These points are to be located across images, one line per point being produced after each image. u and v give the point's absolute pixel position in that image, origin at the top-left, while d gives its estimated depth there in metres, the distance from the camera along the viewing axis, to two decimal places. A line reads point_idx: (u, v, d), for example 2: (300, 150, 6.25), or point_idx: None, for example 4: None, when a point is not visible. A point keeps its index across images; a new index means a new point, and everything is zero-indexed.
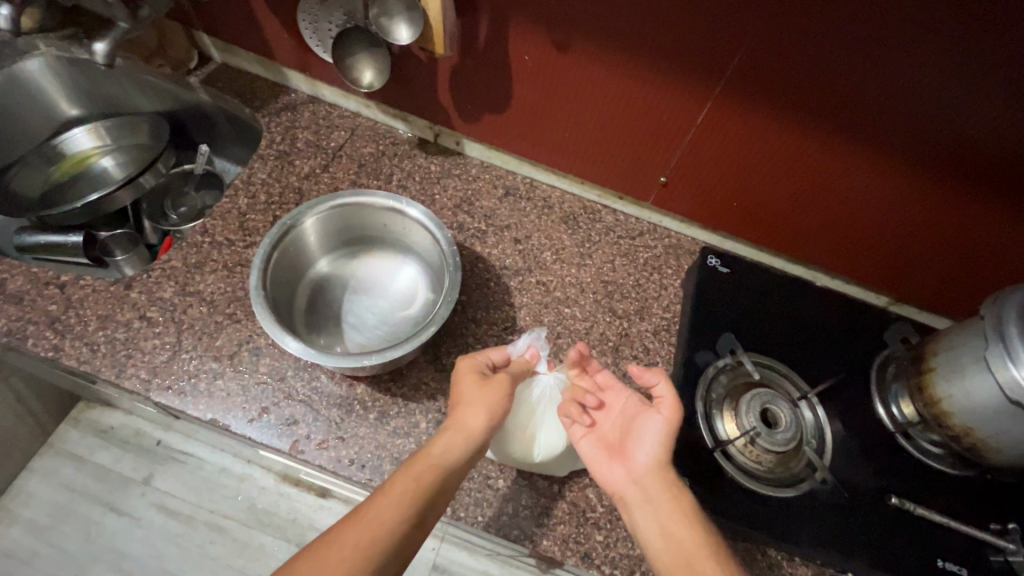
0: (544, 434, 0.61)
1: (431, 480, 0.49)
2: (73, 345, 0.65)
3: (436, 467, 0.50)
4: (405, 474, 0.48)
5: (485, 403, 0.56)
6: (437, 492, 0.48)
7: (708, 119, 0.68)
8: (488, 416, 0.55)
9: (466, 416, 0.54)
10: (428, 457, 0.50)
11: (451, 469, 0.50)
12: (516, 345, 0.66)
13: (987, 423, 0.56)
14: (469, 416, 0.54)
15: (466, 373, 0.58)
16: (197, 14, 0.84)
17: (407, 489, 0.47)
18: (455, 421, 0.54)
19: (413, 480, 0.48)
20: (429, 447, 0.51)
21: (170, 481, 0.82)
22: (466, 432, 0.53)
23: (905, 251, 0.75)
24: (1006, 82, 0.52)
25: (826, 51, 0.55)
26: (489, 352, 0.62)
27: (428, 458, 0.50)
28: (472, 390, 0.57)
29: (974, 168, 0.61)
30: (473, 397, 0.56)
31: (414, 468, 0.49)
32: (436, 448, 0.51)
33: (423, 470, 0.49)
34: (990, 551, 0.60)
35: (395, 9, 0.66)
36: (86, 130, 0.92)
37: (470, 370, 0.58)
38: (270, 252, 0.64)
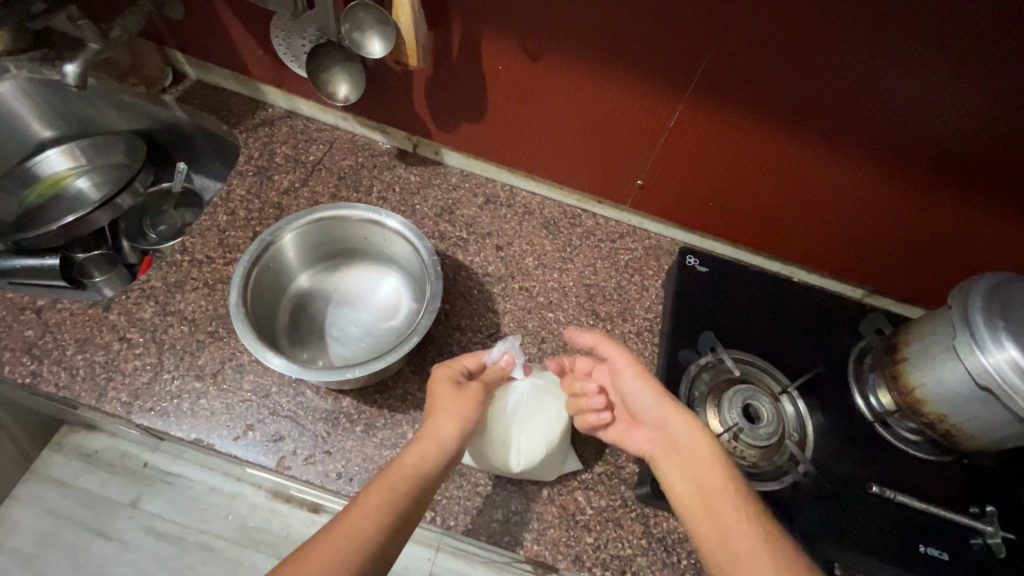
0: (523, 440, 0.62)
1: (404, 490, 0.48)
2: (52, 370, 0.64)
3: (411, 477, 0.49)
4: (379, 486, 0.48)
5: (461, 412, 0.56)
6: (412, 502, 0.48)
7: (681, 122, 0.69)
8: (462, 424, 0.55)
9: (441, 424, 0.54)
10: (401, 466, 0.50)
11: (426, 478, 0.50)
12: (490, 354, 0.65)
13: (961, 409, 0.58)
14: (443, 425, 0.54)
15: (442, 382, 0.59)
16: (170, 32, 0.83)
17: (381, 501, 0.47)
18: (428, 430, 0.54)
19: (388, 490, 0.48)
20: (402, 457, 0.51)
21: (158, 503, 0.81)
22: (440, 440, 0.53)
23: (878, 245, 0.77)
24: (962, 77, 0.54)
25: (790, 52, 0.57)
26: (464, 360, 0.63)
27: (402, 468, 0.50)
28: (446, 398, 0.57)
29: (937, 161, 0.63)
30: (447, 405, 0.56)
31: (388, 479, 0.49)
32: (412, 456, 0.51)
33: (398, 480, 0.49)
34: (970, 534, 0.62)
35: (367, 23, 0.67)
36: (60, 152, 0.91)
37: (446, 379, 0.59)
38: (249, 269, 0.64)
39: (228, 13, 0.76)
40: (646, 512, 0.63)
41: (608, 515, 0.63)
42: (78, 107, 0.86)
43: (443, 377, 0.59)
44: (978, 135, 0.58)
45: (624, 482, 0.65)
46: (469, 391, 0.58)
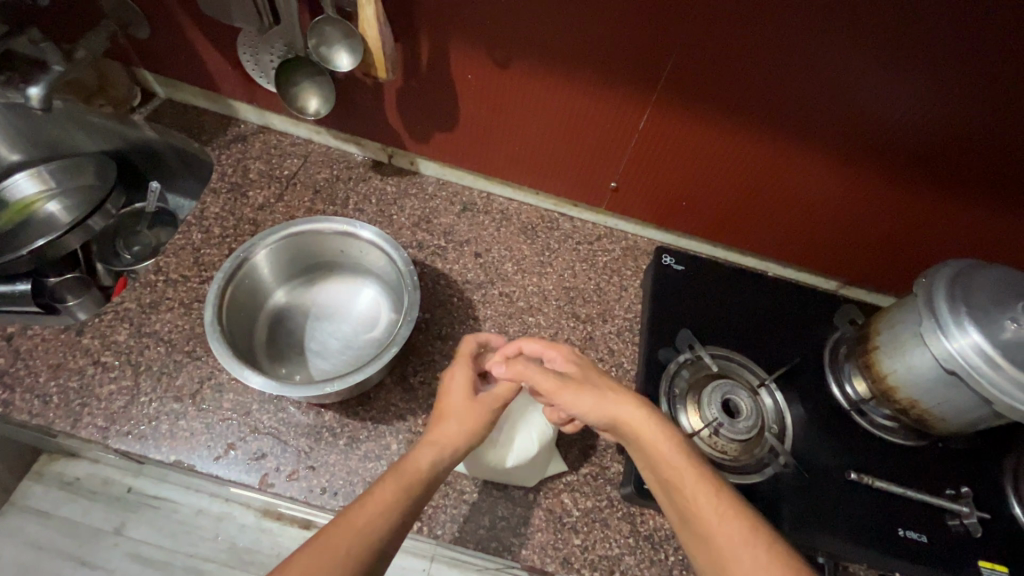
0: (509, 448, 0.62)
1: (415, 488, 0.49)
2: (24, 398, 0.63)
3: (421, 478, 0.50)
4: (390, 482, 0.48)
5: (470, 418, 0.57)
6: (420, 501, 0.49)
7: (650, 123, 0.70)
8: (471, 431, 0.56)
9: (449, 429, 0.56)
10: (411, 466, 0.51)
11: (433, 480, 0.51)
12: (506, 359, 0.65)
13: (931, 394, 0.59)
14: (451, 430, 0.56)
15: (456, 385, 0.60)
16: (136, 52, 0.83)
17: (394, 495, 0.47)
18: (437, 435, 0.55)
19: (402, 487, 0.48)
20: (414, 459, 0.52)
21: (143, 528, 0.79)
22: (446, 445, 0.54)
23: (847, 236, 0.78)
24: (918, 69, 0.56)
25: (750, 52, 0.58)
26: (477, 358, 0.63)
27: (413, 469, 0.51)
28: (456, 400, 0.59)
29: (898, 152, 0.65)
30: (457, 409, 0.58)
31: (399, 477, 0.49)
32: (422, 459, 0.52)
33: (410, 480, 0.49)
34: (947, 515, 0.63)
35: (333, 38, 0.67)
36: (29, 176, 0.89)
37: (464, 379, 0.61)
38: (224, 287, 0.64)
39: (194, 31, 0.76)
40: (632, 511, 0.64)
41: (595, 516, 0.63)
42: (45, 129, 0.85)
43: (461, 375, 0.61)
44: (937, 125, 0.60)
45: (609, 482, 0.66)
46: (483, 399, 0.59)
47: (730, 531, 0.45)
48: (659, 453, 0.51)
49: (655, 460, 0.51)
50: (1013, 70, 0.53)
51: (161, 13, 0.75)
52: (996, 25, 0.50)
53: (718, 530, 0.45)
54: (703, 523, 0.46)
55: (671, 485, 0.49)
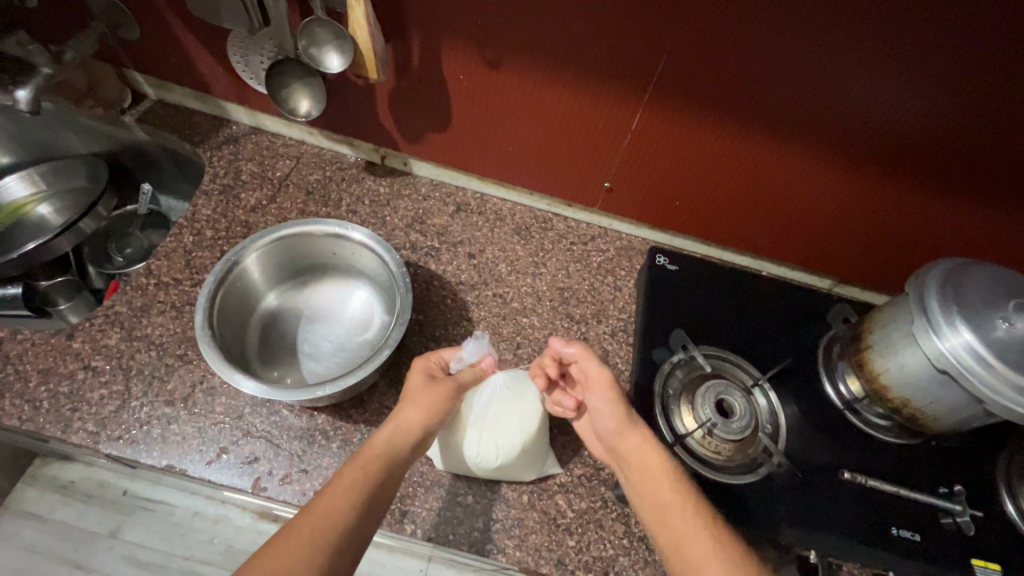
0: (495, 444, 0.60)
1: (376, 468, 0.51)
2: (14, 403, 0.63)
3: (381, 455, 0.53)
4: (349, 468, 0.51)
5: (429, 402, 0.58)
6: (384, 478, 0.51)
7: (641, 123, 0.70)
8: (428, 410, 0.57)
9: (408, 412, 0.57)
10: (370, 450, 0.53)
11: (397, 457, 0.54)
12: (466, 347, 0.65)
13: (923, 393, 0.60)
14: (410, 412, 0.56)
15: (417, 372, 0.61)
16: (126, 53, 0.82)
17: (355, 478, 0.50)
18: (395, 417, 0.56)
19: (361, 468, 0.51)
20: (371, 442, 0.54)
21: (138, 531, 0.78)
22: (404, 425, 0.56)
23: (840, 235, 0.79)
24: (907, 67, 0.55)
25: (742, 52, 0.58)
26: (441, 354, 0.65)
27: (371, 451, 0.53)
28: (417, 388, 0.59)
29: (889, 151, 0.65)
30: (419, 395, 0.58)
31: (358, 461, 0.52)
32: (380, 439, 0.54)
33: (370, 460, 0.52)
34: (940, 513, 0.63)
35: (323, 39, 0.67)
36: (19, 178, 0.88)
37: (420, 373, 0.61)
38: (214, 290, 0.63)
39: (184, 32, 0.75)
40: (626, 512, 0.64)
41: (588, 517, 0.63)
42: (35, 132, 0.84)
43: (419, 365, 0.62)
44: (927, 124, 0.60)
45: (604, 483, 0.66)
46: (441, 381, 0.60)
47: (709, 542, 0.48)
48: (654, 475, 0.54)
49: (649, 482, 0.54)
50: (1003, 69, 0.53)
51: (149, 13, 0.74)
52: (985, 23, 0.50)
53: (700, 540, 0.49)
54: (688, 539, 0.49)
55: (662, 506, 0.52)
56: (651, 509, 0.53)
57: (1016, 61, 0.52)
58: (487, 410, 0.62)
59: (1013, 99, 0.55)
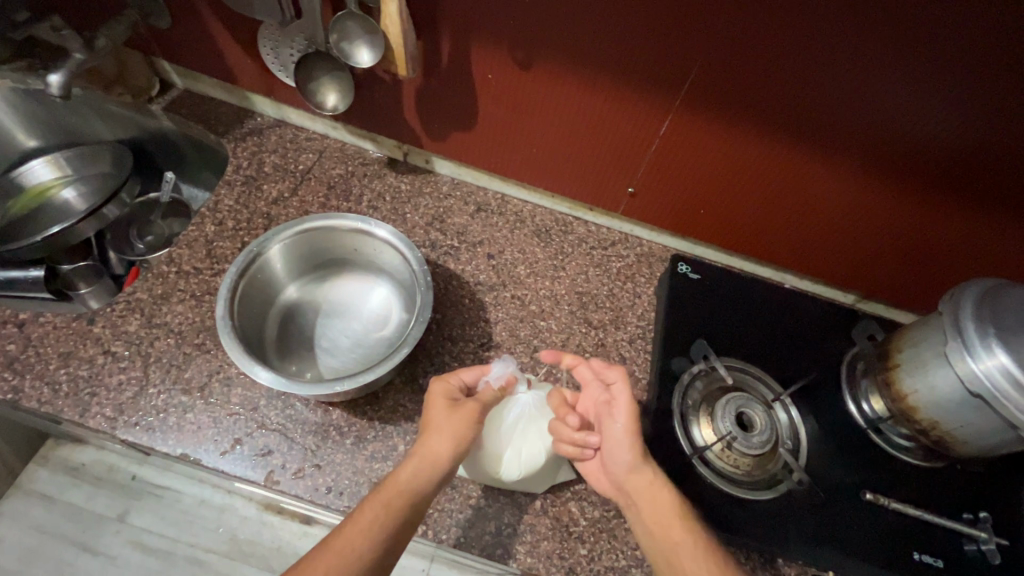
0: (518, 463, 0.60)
1: (398, 507, 0.50)
2: (34, 385, 0.63)
3: (403, 493, 0.51)
4: (370, 504, 0.50)
5: (456, 430, 0.56)
6: (404, 520, 0.50)
7: (674, 127, 0.69)
8: (454, 440, 0.55)
9: (433, 440, 0.55)
10: (394, 485, 0.52)
11: (419, 494, 0.52)
12: (492, 370, 0.63)
13: (953, 416, 0.58)
14: (436, 443, 0.55)
15: (437, 396, 0.59)
16: (156, 41, 0.83)
17: (374, 517, 0.49)
18: (419, 449, 0.54)
19: (381, 506, 0.50)
20: (396, 475, 0.52)
21: (147, 516, 0.77)
22: (434, 458, 0.54)
23: (867, 250, 0.77)
24: (959, 76, 0.54)
25: (776, 62, 0.58)
26: (462, 374, 0.62)
27: (395, 487, 0.51)
28: (441, 416, 0.57)
29: (922, 167, 0.63)
30: (444, 423, 0.56)
31: (380, 498, 0.50)
32: (403, 473, 0.53)
33: (392, 497, 0.51)
34: (964, 539, 0.62)
35: (355, 33, 0.67)
36: (46, 162, 0.89)
37: (440, 396, 0.59)
38: (236, 281, 0.63)
39: (216, 23, 0.76)
40: None
41: (602, 526, 0.62)
42: (63, 116, 0.85)
43: (440, 388, 0.60)
44: (975, 138, 0.58)
45: None
46: (463, 406, 0.58)
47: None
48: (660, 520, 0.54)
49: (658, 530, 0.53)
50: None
51: (183, 3, 0.75)
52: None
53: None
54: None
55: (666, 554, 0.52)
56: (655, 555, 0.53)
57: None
58: (516, 426, 0.62)
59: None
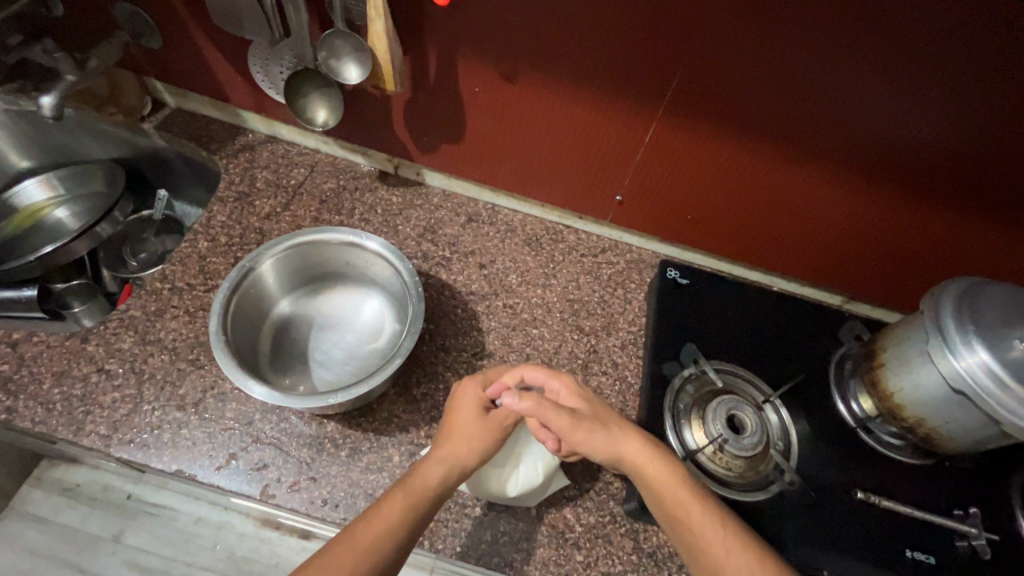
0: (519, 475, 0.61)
1: (421, 503, 0.50)
2: (28, 405, 0.63)
3: (428, 490, 0.51)
4: (399, 500, 0.49)
5: (481, 441, 0.56)
6: (424, 514, 0.50)
7: (659, 135, 0.70)
8: (479, 453, 0.56)
9: (461, 447, 0.56)
10: (417, 481, 0.52)
11: (441, 492, 0.52)
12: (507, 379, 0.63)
13: (939, 414, 0.59)
14: (458, 446, 0.55)
15: (467, 403, 0.59)
16: (148, 61, 0.84)
17: (399, 510, 0.48)
18: (442, 449, 0.55)
19: (405, 499, 0.49)
20: (422, 472, 0.52)
21: (142, 536, 0.77)
22: (458, 464, 0.54)
23: (851, 251, 0.78)
24: (929, 81, 0.55)
25: (754, 70, 0.59)
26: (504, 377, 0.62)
27: (419, 483, 0.51)
28: (468, 424, 0.57)
29: (900, 169, 0.65)
30: (469, 430, 0.57)
31: (410, 496, 0.50)
32: (427, 471, 0.53)
33: (417, 492, 0.51)
34: (954, 536, 0.62)
35: (343, 50, 0.68)
36: (39, 182, 0.90)
37: (476, 400, 0.59)
38: (229, 296, 0.64)
39: (207, 43, 0.77)
40: (635, 527, 0.63)
41: (597, 531, 0.63)
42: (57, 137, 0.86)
43: (473, 395, 0.60)
44: (949, 139, 0.60)
45: (612, 498, 0.65)
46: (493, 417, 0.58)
47: (738, 563, 0.46)
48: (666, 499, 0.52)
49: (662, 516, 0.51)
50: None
51: (174, 24, 0.76)
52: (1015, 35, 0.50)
53: (727, 565, 0.46)
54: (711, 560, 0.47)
55: (682, 526, 0.50)
56: (673, 531, 0.51)
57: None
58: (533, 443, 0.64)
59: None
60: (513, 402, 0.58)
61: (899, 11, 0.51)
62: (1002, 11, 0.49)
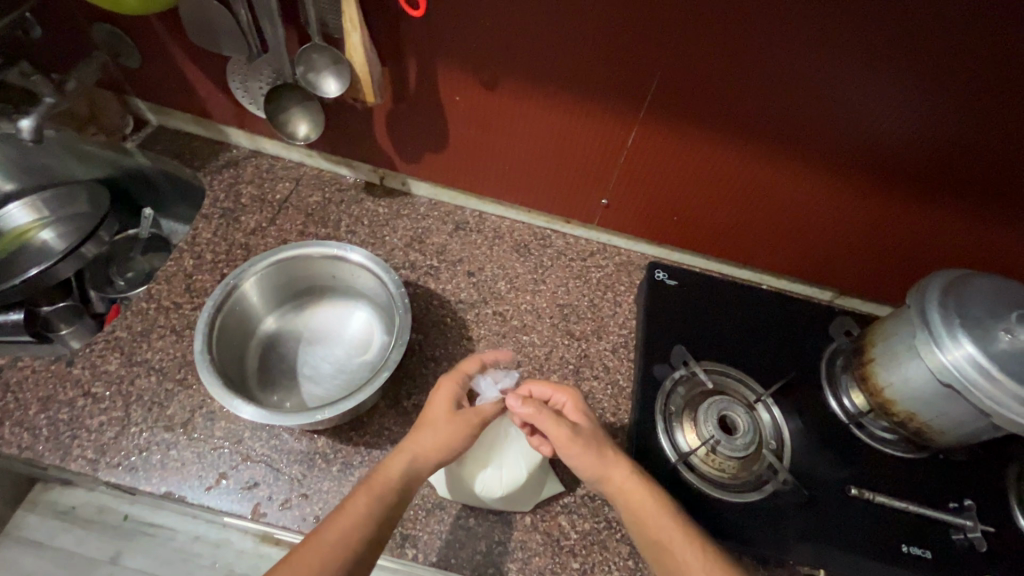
0: (504, 479, 0.61)
1: (387, 496, 0.51)
2: (13, 432, 0.63)
3: (395, 483, 0.52)
4: (363, 493, 0.51)
5: (447, 435, 0.56)
6: (392, 506, 0.51)
7: (640, 137, 0.70)
8: (445, 444, 0.55)
9: (424, 437, 0.56)
10: (384, 475, 0.52)
11: (409, 483, 0.53)
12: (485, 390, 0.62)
13: (928, 407, 0.59)
14: (424, 438, 0.55)
15: (440, 395, 0.59)
16: (128, 81, 0.84)
17: (366, 506, 0.50)
18: (410, 442, 0.55)
19: (372, 495, 0.51)
20: (387, 466, 0.53)
21: (139, 557, 0.76)
22: (421, 453, 0.54)
23: (838, 246, 0.78)
24: (904, 75, 0.56)
25: (730, 69, 0.59)
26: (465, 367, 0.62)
27: (385, 477, 0.52)
28: (437, 413, 0.58)
29: (880, 163, 0.65)
30: (436, 419, 0.57)
31: (373, 488, 0.51)
32: (394, 463, 0.53)
33: (382, 486, 0.52)
34: (950, 529, 0.62)
35: (321, 64, 0.68)
36: (23, 206, 0.89)
37: (448, 397, 0.59)
38: (214, 314, 0.64)
39: (185, 61, 0.77)
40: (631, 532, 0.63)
41: (593, 538, 0.62)
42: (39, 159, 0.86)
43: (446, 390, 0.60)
44: (927, 131, 0.60)
45: (607, 503, 0.65)
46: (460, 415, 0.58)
47: None
48: (649, 519, 0.52)
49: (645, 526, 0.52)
50: (1009, 73, 0.53)
51: (152, 43, 0.76)
52: (989, 28, 0.50)
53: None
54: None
55: (661, 549, 0.51)
56: (651, 553, 0.51)
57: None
58: (515, 440, 0.64)
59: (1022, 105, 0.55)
60: (517, 404, 0.58)
61: (872, 7, 0.51)
62: (976, 4, 0.49)
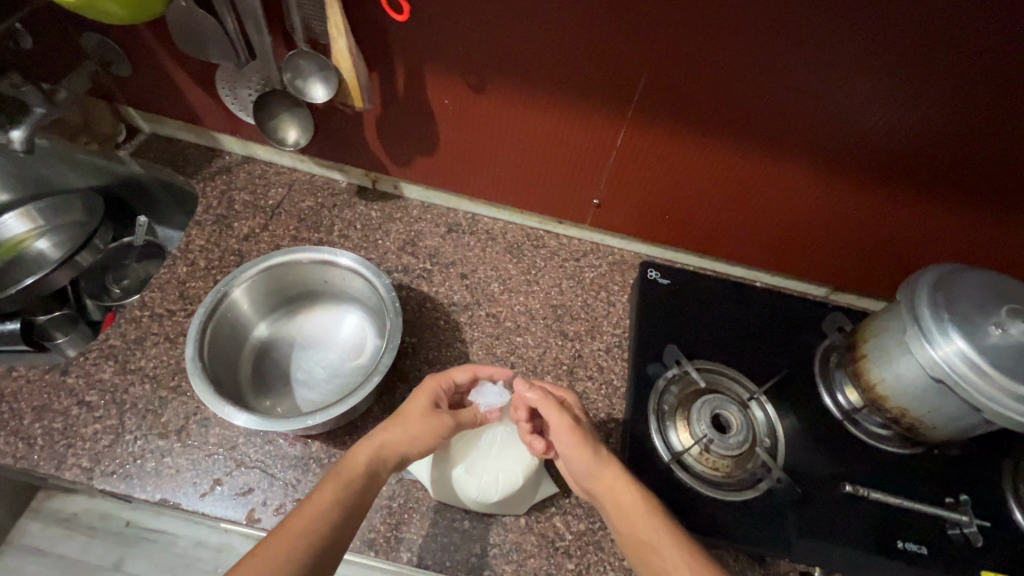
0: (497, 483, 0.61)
1: (354, 484, 0.51)
2: (9, 441, 0.63)
3: (362, 471, 0.52)
4: (330, 483, 0.51)
5: (424, 438, 0.57)
6: (359, 494, 0.51)
7: (629, 137, 0.70)
8: (411, 438, 0.56)
9: (395, 429, 0.56)
10: (350, 465, 0.53)
11: (376, 471, 0.53)
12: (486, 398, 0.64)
13: (920, 402, 0.59)
14: (393, 430, 0.56)
15: (415, 396, 0.60)
16: (119, 89, 0.84)
17: (333, 495, 0.49)
18: (379, 433, 0.56)
19: (340, 485, 0.51)
20: (353, 456, 0.53)
21: (140, 562, 0.77)
22: (387, 442, 0.55)
23: (829, 242, 0.78)
24: (889, 71, 0.56)
25: (716, 68, 0.60)
26: (454, 372, 0.63)
27: (352, 465, 0.53)
28: (411, 411, 0.58)
29: (868, 158, 0.65)
30: (412, 418, 0.58)
31: (339, 476, 0.51)
32: (360, 453, 0.54)
33: (349, 475, 0.52)
34: (947, 525, 0.62)
35: (308, 70, 0.68)
36: (18, 216, 0.89)
37: (426, 395, 0.60)
38: (205, 321, 0.64)
39: (175, 69, 0.77)
40: None
41: (588, 538, 0.62)
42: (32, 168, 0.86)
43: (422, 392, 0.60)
44: (913, 127, 0.60)
45: None
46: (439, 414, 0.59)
47: None
48: (637, 523, 0.52)
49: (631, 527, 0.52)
50: (993, 68, 0.53)
51: (141, 51, 0.76)
52: (971, 22, 0.50)
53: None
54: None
55: (652, 554, 0.50)
56: (638, 556, 0.51)
57: (1010, 59, 0.52)
58: (508, 443, 0.64)
59: (1010, 98, 0.55)
60: (525, 390, 0.62)
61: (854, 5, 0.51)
62: None
